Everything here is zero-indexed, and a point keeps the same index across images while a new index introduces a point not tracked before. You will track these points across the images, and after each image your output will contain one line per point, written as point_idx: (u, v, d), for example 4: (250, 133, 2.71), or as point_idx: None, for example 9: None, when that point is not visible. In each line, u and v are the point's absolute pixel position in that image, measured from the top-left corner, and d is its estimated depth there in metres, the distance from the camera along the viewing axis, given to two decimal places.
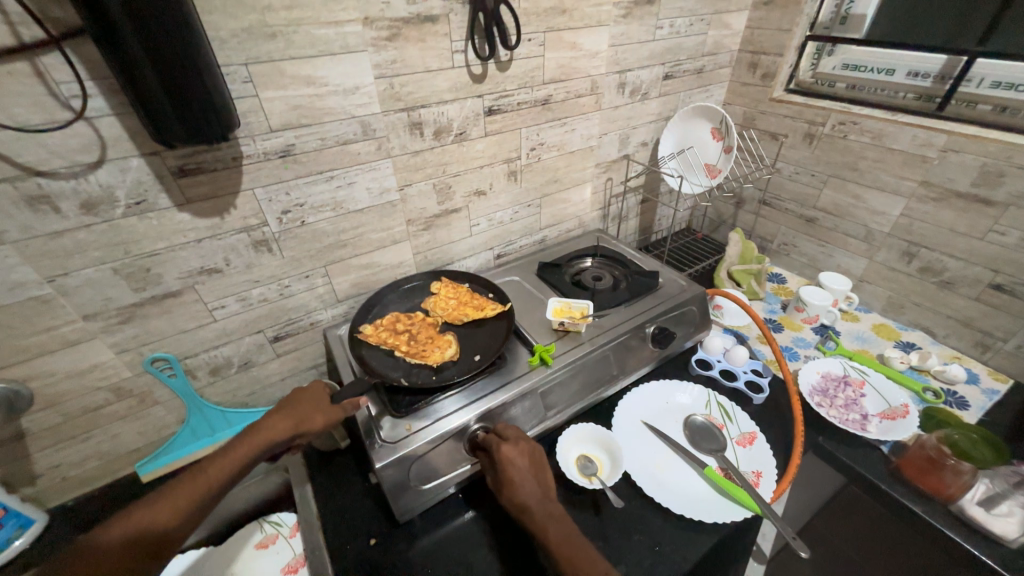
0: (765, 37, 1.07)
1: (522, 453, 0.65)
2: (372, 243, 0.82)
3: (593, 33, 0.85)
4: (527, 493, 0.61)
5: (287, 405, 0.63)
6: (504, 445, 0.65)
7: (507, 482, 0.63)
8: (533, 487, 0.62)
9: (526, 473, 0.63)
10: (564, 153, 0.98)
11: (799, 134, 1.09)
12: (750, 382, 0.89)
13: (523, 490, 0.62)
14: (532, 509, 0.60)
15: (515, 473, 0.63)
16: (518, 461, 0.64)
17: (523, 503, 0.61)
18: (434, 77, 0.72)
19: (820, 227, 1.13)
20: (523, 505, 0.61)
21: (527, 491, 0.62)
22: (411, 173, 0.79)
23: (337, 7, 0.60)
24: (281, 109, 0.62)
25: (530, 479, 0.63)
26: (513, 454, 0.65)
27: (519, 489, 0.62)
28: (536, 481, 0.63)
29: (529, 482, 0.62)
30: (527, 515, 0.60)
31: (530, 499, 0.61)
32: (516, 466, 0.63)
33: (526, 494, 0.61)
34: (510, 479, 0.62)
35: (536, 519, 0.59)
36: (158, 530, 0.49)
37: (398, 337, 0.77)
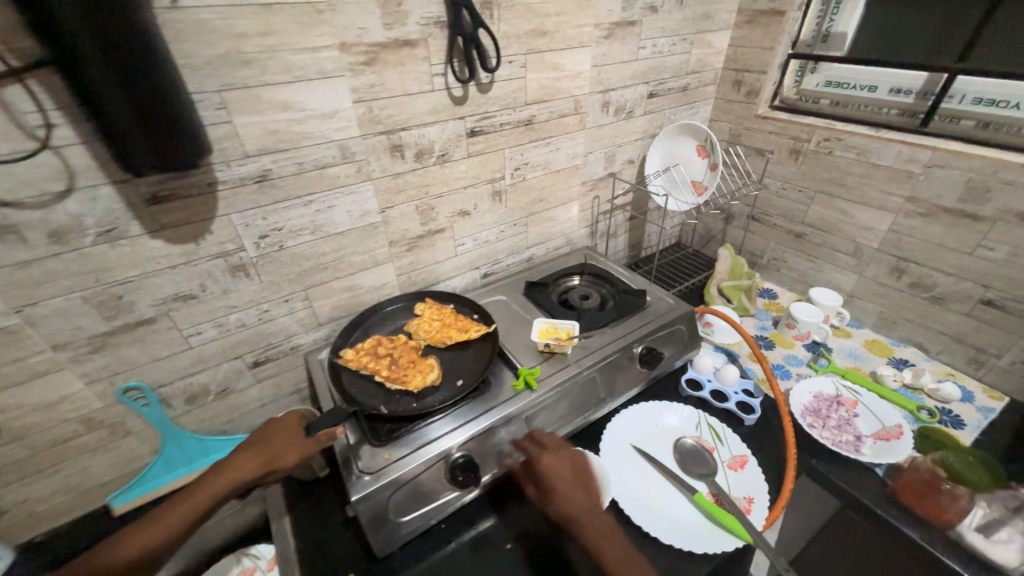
0: (748, 55, 1.08)
1: (563, 465, 0.67)
2: (354, 265, 0.81)
3: (575, 54, 0.85)
4: (570, 502, 0.63)
5: (259, 440, 0.60)
6: (546, 457, 0.68)
7: (551, 492, 0.65)
8: (580, 496, 0.64)
9: (569, 484, 0.65)
10: (550, 172, 0.98)
11: (785, 150, 1.09)
12: (742, 402, 0.87)
13: (568, 500, 0.63)
14: (580, 518, 0.62)
15: (558, 484, 0.65)
16: (558, 473, 0.66)
17: (570, 514, 0.62)
18: (414, 100, 0.72)
19: (809, 242, 1.13)
20: (571, 515, 0.62)
21: (574, 500, 0.63)
22: (392, 195, 0.78)
23: (314, 33, 0.59)
24: (256, 134, 0.61)
25: (574, 489, 0.65)
26: (557, 466, 0.67)
27: (566, 499, 0.64)
28: (579, 491, 0.65)
29: (574, 492, 0.64)
30: (575, 524, 0.61)
31: (578, 508, 0.63)
32: (558, 476, 0.66)
33: (574, 503, 0.63)
34: (551, 490, 0.65)
35: (584, 527, 0.61)
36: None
37: (379, 362, 0.76)
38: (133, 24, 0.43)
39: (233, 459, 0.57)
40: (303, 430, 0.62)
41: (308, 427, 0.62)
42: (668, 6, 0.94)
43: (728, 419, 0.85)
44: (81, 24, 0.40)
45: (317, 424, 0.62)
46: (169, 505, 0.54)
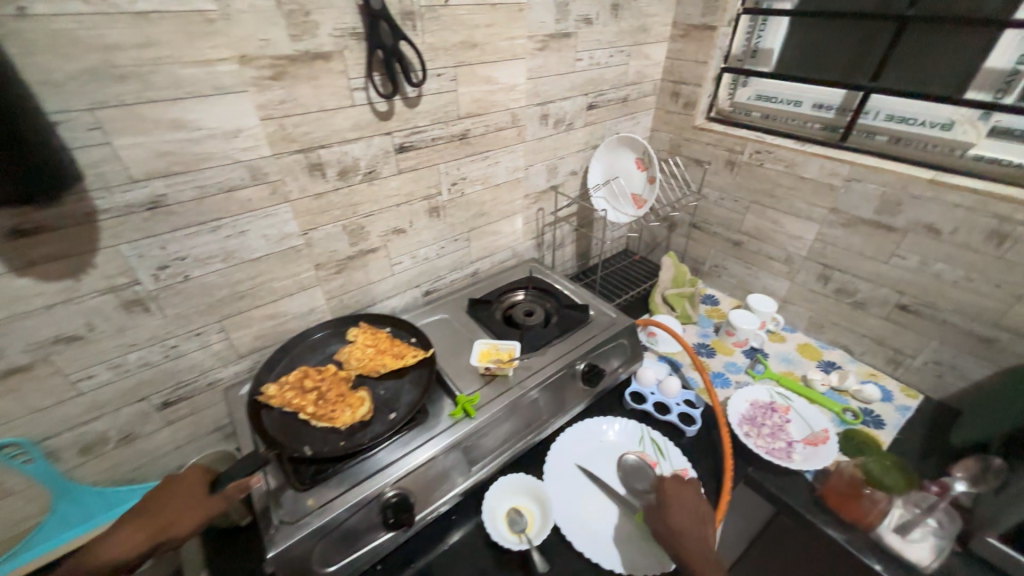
0: (684, 68, 1.10)
1: (688, 491, 0.70)
2: (275, 291, 0.75)
3: (508, 66, 0.83)
4: (687, 518, 0.66)
5: (152, 504, 0.54)
6: (673, 478, 0.72)
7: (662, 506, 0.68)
8: (688, 516, 0.66)
9: (692, 509, 0.68)
10: (489, 186, 0.95)
11: (721, 161, 1.12)
12: (683, 414, 0.87)
13: (677, 515, 0.66)
14: (679, 531, 0.64)
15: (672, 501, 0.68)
16: (674, 494, 0.69)
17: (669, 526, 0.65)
18: (332, 116, 0.67)
19: (746, 250, 1.16)
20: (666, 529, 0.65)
21: (686, 517, 0.66)
22: (315, 217, 0.73)
23: (206, 45, 0.54)
24: (144, 157, 0.55)
25: (689, 511, 0.67)
26: (675, 488, 0.70)
27: (674, 514, 0.67)
28: (695, 515, 0.67)
29: (682, 512, 0.67)
30: (676, 533, 0.64)
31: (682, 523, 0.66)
32: (675, 495, 0.69)
33: (673, 517, 0.66)
34: (672, 506, 0.68)
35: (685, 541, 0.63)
36: None
37: (305, 397, 0.70)
38: None
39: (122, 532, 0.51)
40: (203, 490, 0.55)
41: (210, 484, 0.56)
42: (603, 18, 0.93)
43: (670, 431, 0.86)
44: None
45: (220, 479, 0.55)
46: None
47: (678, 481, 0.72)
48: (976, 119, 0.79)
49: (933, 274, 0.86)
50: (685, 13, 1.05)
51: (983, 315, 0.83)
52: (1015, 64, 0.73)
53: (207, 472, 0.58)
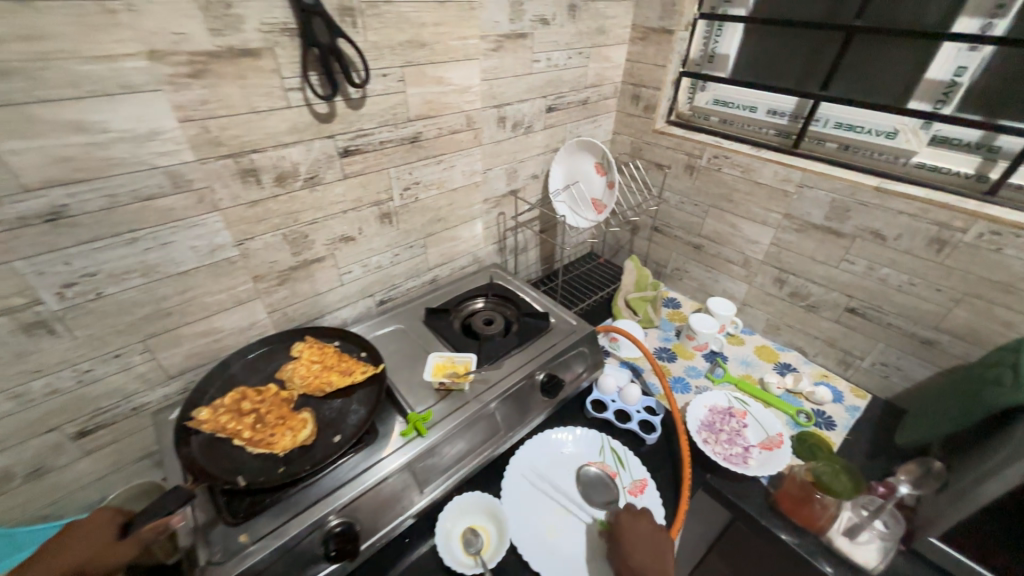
0: (644, 71, 1.09)
1: (643, 524, 0.67)
2: (208, 306, 0.69)
3: (460, 67, 0.80)
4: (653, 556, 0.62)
5: (54, 553, 0.51)
6: (626, 512, 0.69)
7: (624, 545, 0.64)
8: (653, 554, 0.63)
9: (648, 542, 0.65)
10: (445, 191, 0.92)
11: (681, 165, 1.12)
12: (643, 421, 0.87)
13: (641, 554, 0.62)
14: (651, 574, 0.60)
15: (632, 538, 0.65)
16: (632, 531, 0.66)
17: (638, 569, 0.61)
18: (265, 118, 0.62)
19: (705, 254, 1.17)
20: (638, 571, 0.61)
21: (651, 555, 0.62)
22: (251, 225, 0.68)
23: (108, 38, 0.48)
24: (37, 163, 0.48)
25: (651, 546, 0.64)
26: (631, 524, 0.67)
27: (637, 553, 0.63)
28: (658, 551, 0.63)
29: (647, 550, 0.63)
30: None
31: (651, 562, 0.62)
32: (632, 532, 0.66)
33: (639, 558, 0.62)
34: (627, 543, 0.65)
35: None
36: None
37: (242, 421, 0.65)
38: None
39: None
40: (107, 534, 0.52)
41: (118, 528, 0.53)
42: (560, 19, 0.91)
43: (630, 440, 0.85)
44: None
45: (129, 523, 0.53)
46: None
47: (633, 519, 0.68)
48: (918, 128, 0.81)
49: (879, 279, 0.89)
50: (644, 16, 1.04)
51: (925, 318, 0.86)
52: (953, 76, 0.76)
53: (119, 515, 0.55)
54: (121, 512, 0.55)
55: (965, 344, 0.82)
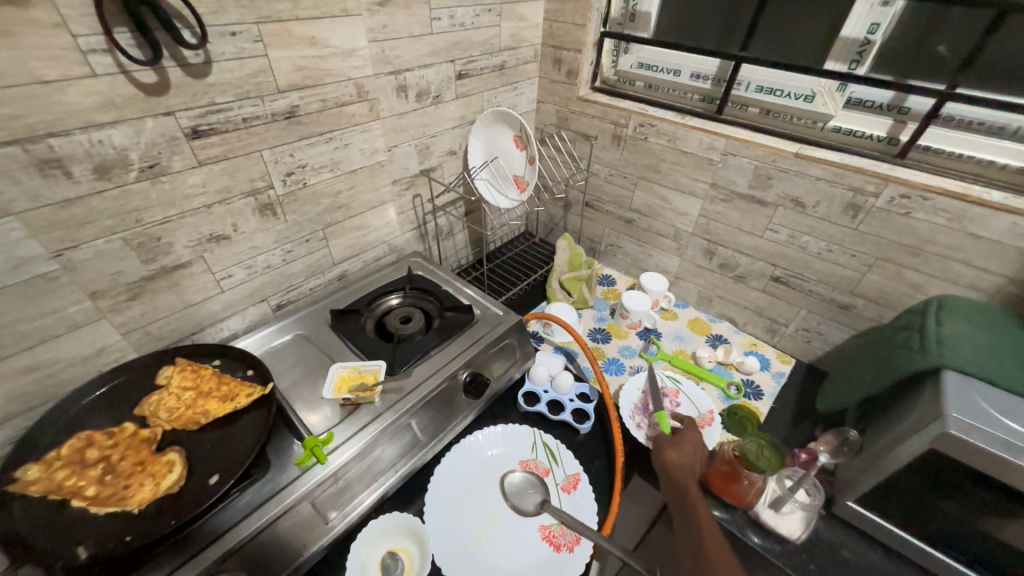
0: (564, 32, 1.00)
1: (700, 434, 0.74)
2: (26, 336, 0.55)
3: (338, 25, 0.67)
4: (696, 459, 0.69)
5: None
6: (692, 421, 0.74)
7: (677, 443, 0.71)
8: (697, 457, 0.70)
9: (696, 452, 0.71)
10: (342, 174, 0.80)
11: (608, 135, 1.05)
12: (577, 411, 0.83)
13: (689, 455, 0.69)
14: (684, 470, 0.67)
15: (686, 440, 0.71)
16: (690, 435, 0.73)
17: (679, 464, 0.68)
18: (59, 90, 0.47)
19: (637, 227, 1.13)
20: (678, 464, 0.68)
21: (695, 457, 0.70)
22: (69, 231, 0.54)
23: None
24: None
25: (697, 452, 0.71)
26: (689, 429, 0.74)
27: (684, 455, 0.70)
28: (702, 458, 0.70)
29: (693, 453, 0.70)
30: (683, 474, 0.67)
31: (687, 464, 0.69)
32: (692, 437, 0.72)
33: (683, 457, 0.69)
34: (681, 444, 0.71)
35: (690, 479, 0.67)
36: None
37: (86, 474, 0.54)
38: None
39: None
40: None
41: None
42: None
43: (565, 432, 0.81)
44: None
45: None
46: None
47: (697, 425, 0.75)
48: (833, 90, 0.80)
49: (801, 247, 0.89)
50: None
51: (842, 284, 0.87)
52: (865, 34, 0.74)
53: None
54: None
55: (878, 307, 0.84)
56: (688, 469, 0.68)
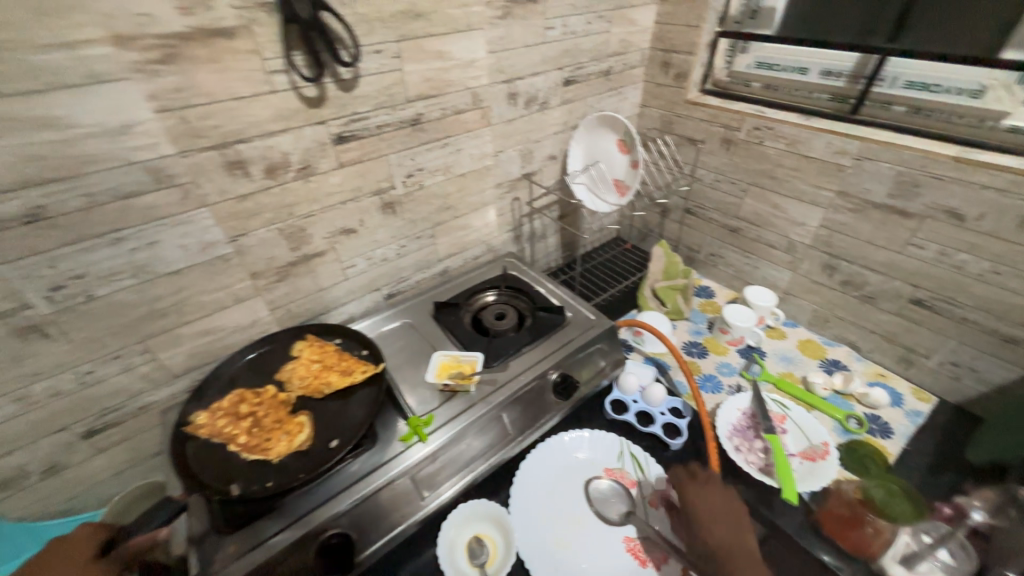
0: (675, 34, 0.97)
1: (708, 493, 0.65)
2: (205, 305, 0.67)
3: (463, 39, 0.72)
4: (732, 530, 0.61)
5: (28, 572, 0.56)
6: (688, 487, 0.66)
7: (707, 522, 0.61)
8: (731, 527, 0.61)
9: (728, 514, 0.63)
10: (453, 177, 0.86)
11: (716, 139, 1.00)
12: (667, 425, 0.79)
13: (722, 531, 0.60)
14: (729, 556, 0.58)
15: (707, 512, 0.63)
16: (704, 506, 0.64)
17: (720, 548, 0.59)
18: (248, 105, 0.58)
19: (743, 237, 1.06)
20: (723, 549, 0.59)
21: (730, 529, 0.61)
22: (243, 221, 0.65)
23: (65, 24, 0.44)
24: (7, 164, 0.46)
25: (727, 519, 0.62)
26: (700, 499, 0.65)
27: (714, 530, 0.61)
28: (737, 522, 0.62)
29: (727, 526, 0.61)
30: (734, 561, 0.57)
31: (728, 542, 0.59)
32: (716, 506, 0.64)
33: (718, 536, 0.60)
34: (700, 515, 0.63)
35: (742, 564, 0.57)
36: None
37: (239, 425, 0.63)
38: None
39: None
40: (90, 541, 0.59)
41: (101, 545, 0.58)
42: None
43: (654, 445, 0.78)
44: None
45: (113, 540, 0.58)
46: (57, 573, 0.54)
47: (683, 485, 0.67)
48: (1012, 83, 0.68)
49: (953, 266, 0.76)
50: None
51: (1009, 313, 0.73)
52: None
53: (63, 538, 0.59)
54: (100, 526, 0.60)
55: None
56: (737, 551, 0.58)
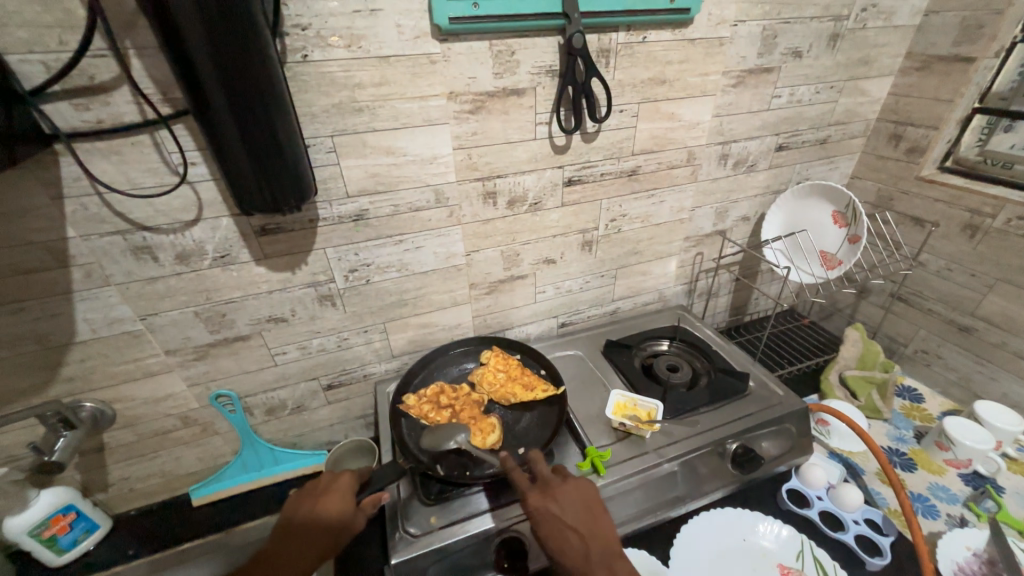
0: (915, 107, 0.90)
1: (587, 496, 0.58)
2: (432, 303, 0.80)
3: (695, 103, 0.77)
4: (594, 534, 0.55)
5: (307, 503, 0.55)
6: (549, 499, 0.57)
7: (558, 534, 0.54)
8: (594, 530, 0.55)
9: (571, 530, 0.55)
10: (649, 225, 0.89)
11: (956, 223, 0.88)
12: (864, 538, 0.68)
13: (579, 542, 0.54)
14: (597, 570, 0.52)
15: (575, 517, 0.55)
16: (575, 507, 0.56)
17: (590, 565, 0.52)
18: (514, 148, 0.70)
19: (979, 340, 0.89)
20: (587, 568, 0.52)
21: (595, 534, 0.55)
22: (479, 240, 0.77)
23: (425, 83, 0.59)
24: (359, 177, 0.63)
25: (594, 522, 0.56)
26: (570, 497, 0.57)
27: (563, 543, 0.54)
28: (600, 529, 0.55)
29: (582, 529, 0.55)
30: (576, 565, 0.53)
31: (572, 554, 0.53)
32: (556, 515, 0.55)
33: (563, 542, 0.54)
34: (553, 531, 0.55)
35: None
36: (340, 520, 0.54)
37: (440, 413, 0.72)
38: (266, 100, 0.47)
39: (291, 511, 0.55)
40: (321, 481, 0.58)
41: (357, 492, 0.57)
42: (816, 50, 0.82)
43: (843, 556, 0.68)
44: (224, 102, 0.45)
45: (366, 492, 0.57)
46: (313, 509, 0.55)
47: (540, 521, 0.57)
48: None
49: None
50: (927, 42, 0.86)
51: None
52: None
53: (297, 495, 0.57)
54: (363, 472, 0.60)
55: None
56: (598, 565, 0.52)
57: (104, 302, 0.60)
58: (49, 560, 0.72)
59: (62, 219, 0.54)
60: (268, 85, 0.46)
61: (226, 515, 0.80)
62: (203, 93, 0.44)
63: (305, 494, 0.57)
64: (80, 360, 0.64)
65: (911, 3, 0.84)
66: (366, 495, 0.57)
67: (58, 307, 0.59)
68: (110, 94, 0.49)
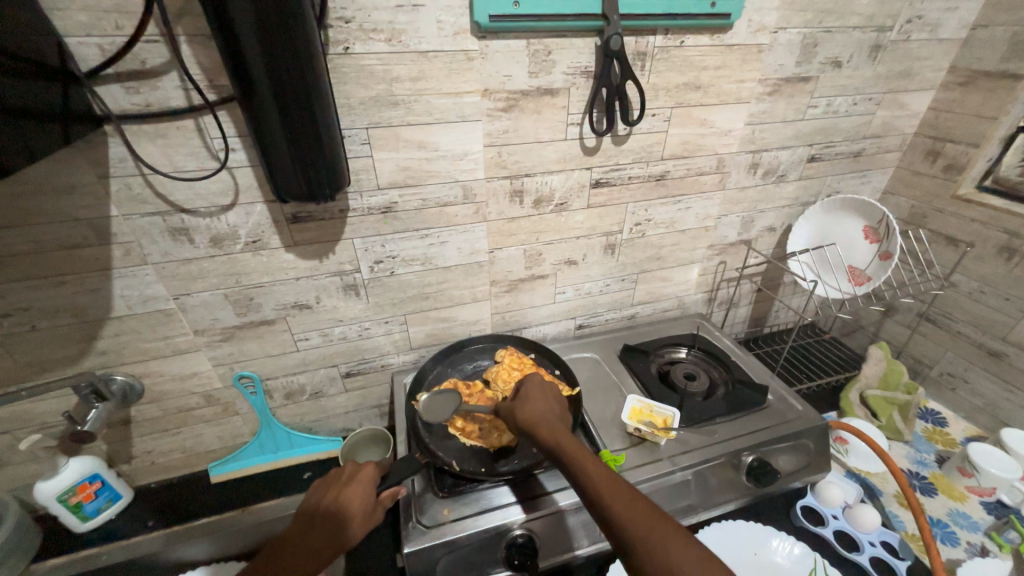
0: (956, 122, 0.87)
1: (552, 390, 0.66)
2: (453, 298, 0.81)
3: (728, 110, 0.76)
4: (548, 409, 0.62)
5: (331, 492, 0.56)
6: (531, 383, 0.67)
7: (517, 402, 0.63)
8: (551, 408, 0.62)
9: (546, 403, 0.63)
10: (673, 231, 0.89)
11: (993, 245, 0.85)
12: (879, 561, 0.67)
13: (535, 408, 0.61)
14: (545, 423, 0.59)
15: (534, 395, 0.64)
16: (536, 391, 0.65)
17: (537, 418, 0.59)
18: (544, 148, 0.70)
19: (1009, 367, 0.86)
20: (536, 420, 0.59)
21: (549, 409, 0.62)
22: (504, 238, 0.77)
23: (460, 79, 0.60)
24: (390, 170, 0.64)
25: (552, 403, 0.63)
26: (535, 386, 0.66)
27: (532, 408, 0.61)
28: (556, 407, 0.63)
29: (542, 403, 0.63)
30: (538, 422, 0.59)
31: (540, 416, 0.60)
32: (529, 395, 0.64)
33: (534, 407, 0.61)
34: (527, 401, 0.63)
35: (550, 430, 0.57)
36: (365, 510, 0.54)
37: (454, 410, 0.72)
38: (312, 99, 0.48)
39: (316, 499, 0.55)
40: (343, 471, 0.59)
41: (379, 483, 0.58)
42: (856, 61, 0.80)
43: None
44: (272, 102, 0.47)
45: (387, 481, 0.58)
46: (339, 498, 0.55)
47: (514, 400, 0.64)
48: None
49: None
50: (973, 56, 0.84)
51: None
52: None
53: (320, 483, 0.58)
54: (383, 462, 0.61)
55: None
56: (548, 422, 0.59)
57: (140, 280, 0.62)
58: (74, 525, 0.74)
59: (106, 197, 0.55)
60: (313, 86, 0.48)
61: (242, 493, 0.82)
62: (253, 90, 0.46)
63: (329, 483, 0.57)
64: (114, 335, 0.66)
65: (958, 16, 0.82)
66: (385, 487, 0.58)
67: (97, 283, 0.61)
68: (159, 78, 0.50)
